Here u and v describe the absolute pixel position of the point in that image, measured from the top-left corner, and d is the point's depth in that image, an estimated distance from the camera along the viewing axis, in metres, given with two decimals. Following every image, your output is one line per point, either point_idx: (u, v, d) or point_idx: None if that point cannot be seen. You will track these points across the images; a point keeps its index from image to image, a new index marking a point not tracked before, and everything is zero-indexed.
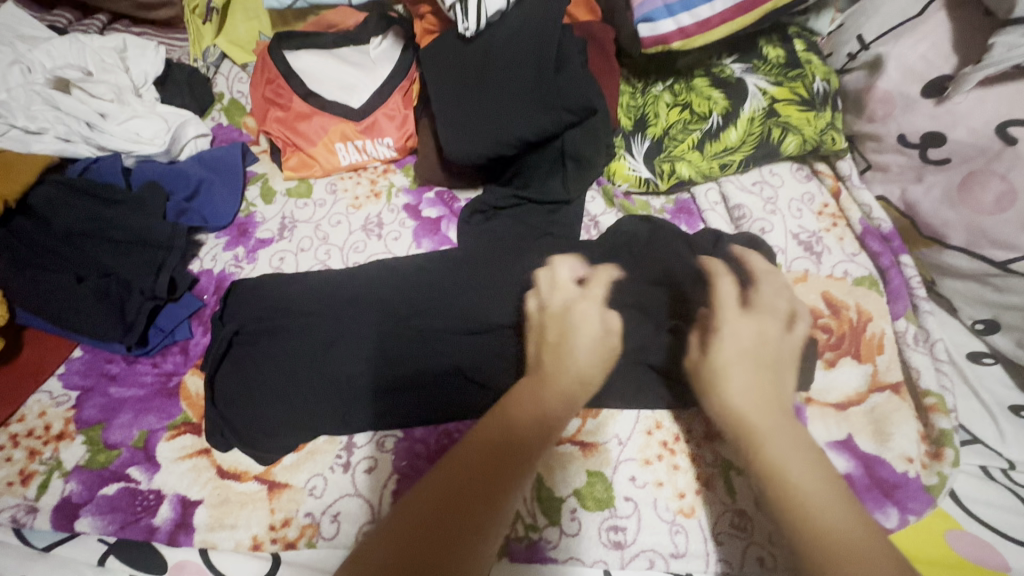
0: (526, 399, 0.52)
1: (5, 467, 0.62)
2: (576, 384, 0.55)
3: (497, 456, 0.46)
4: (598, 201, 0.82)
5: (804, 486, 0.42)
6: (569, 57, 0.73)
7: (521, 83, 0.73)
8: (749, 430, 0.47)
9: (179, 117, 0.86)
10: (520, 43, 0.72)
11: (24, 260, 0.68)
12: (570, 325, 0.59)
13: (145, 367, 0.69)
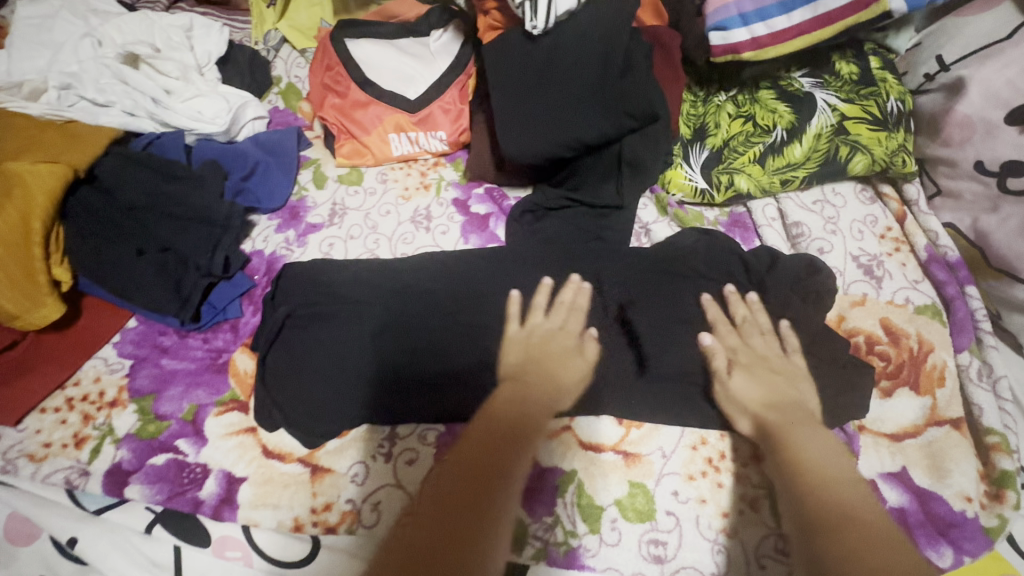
0: (511, 393, 0.59)
1: (60, 429, 0.63)
2: (561, 380, 0.62)
3: (495, 448, 0.53)
4: (651, 208, 0.81)
5: (827, 474, 0.51)
6: (636, 62, 0.72)
7: (584, 86, 0.72)
8: (780, 431, 0.56)
9: (240, 97, 0.87)
10: (589, 45, 0.71)
11: (86, 229, 0.67)
12: (551, 335, 0.66)
13: (196, 342, 0.70)
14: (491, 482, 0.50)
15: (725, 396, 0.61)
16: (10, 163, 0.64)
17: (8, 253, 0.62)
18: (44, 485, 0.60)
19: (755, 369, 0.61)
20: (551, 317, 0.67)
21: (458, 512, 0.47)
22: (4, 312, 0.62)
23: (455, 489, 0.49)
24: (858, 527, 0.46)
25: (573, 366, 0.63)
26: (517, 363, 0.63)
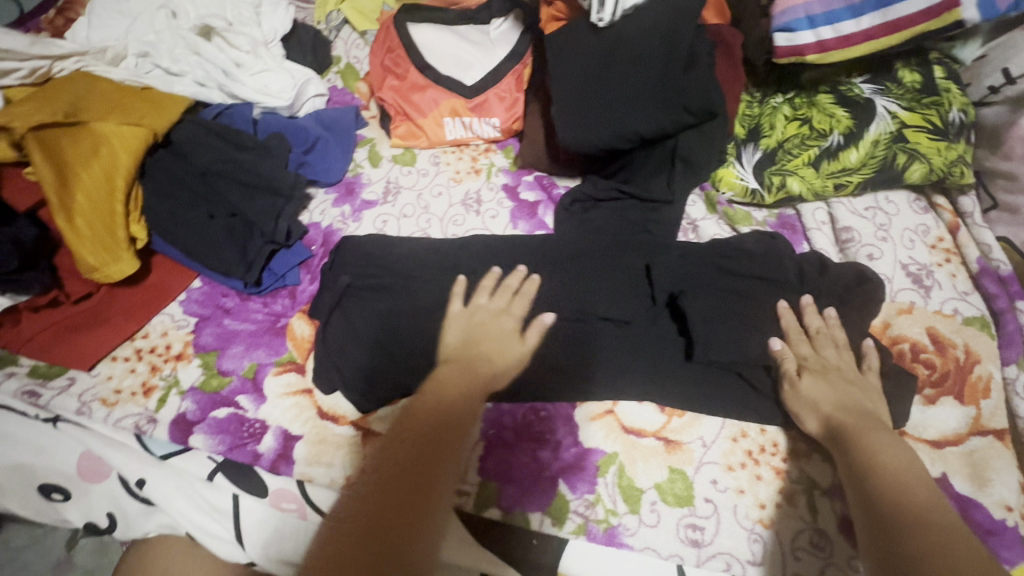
0: (438, 389, 0.59)
1: (130, 377, 0.67)
2: (490, 370, 0.63)
3: (424, 455, 0.52)
4: (699, 205, 0.82)
5: (897, 473, 0.53)
6: (699, 58, 0.72)
7: (645, 79, 0.73)
8: (853, 431, 0.57)
9: (303, 74, 0.90)
10: (654, 40, 0.72)
11: (163, 190, 0.71)
12: (485, 323, 0.67)
13: (256, 306, 0.73)
14: (424, 492, 0.49)
15: (793, 393, 0.62)
16: (98, 124, 0.67)
17: (95, 211, 0.66)
18: (115, 429, 0.63)
19: (829, 372, 0.62)
20: (495, 299, 0.70)
21: (391, 528, 0.46)
22: (87, 264, 0.66)
23: (386, 504, 0.48)
24: (929, 527, 0.47)
25: (504, 357, 0.65)
26: (456, 348, 0.65)
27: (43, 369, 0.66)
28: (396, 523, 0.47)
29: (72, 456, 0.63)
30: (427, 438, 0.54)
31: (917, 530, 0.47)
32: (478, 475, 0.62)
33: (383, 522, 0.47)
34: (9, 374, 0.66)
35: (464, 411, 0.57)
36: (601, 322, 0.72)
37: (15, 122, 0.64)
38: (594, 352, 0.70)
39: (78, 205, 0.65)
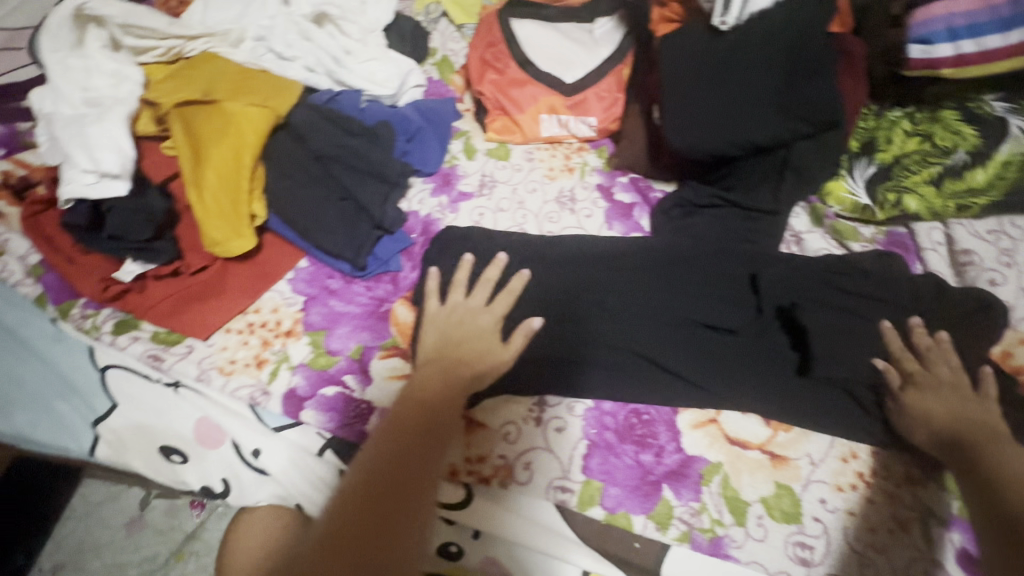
0: (422, 384, 0.61)
1: (243, 349, 0.70)
2: (470, 373, 0.64)
3: (410, 451, 0.53)
4: (803, 217, 0.80)
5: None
6: (826, 66, 0.69)
7: (765, 85, 0.71)
8: (971, 446, 0.57)
9: (407, 64, 0.90)
10: (776, 45, 0.70)
11: (282, 171, 0.73)
12: (468, 324, 0.68)
13: (360, 289, 0.75)
14: (411, 484, 0.50)
15: (898, 411, 0.62)
16: (228, 103, 0.71)
17: (223, 187, 0.68)
18: (231, 398, 0.66)
19: (937, 393, 0.61)
20: (472, 296, 0.71)
21: (387, 515, 0.47)
22: (211, 238, 0.69)
23: (379, 496, 0.48)
24: None
25: (489, 358, 0.65)
26: (434, 351, 0.66)
27: (163, 335, 0.70)
28: (386, 511, 0.47)
29: (189, 422, 0.66)
30: (409, 436, 0.55)
31: None
32: (582, 473, 0.62)
33: (372, 510, 0.46)
34: (134, 338, 0.69)
35: (446, 412, 0.59)
36: (698, 327, 0.72)
37: (162, 99, 0.71)
38: (696, 360, 0.69)
39: (207, 180, 0.68)
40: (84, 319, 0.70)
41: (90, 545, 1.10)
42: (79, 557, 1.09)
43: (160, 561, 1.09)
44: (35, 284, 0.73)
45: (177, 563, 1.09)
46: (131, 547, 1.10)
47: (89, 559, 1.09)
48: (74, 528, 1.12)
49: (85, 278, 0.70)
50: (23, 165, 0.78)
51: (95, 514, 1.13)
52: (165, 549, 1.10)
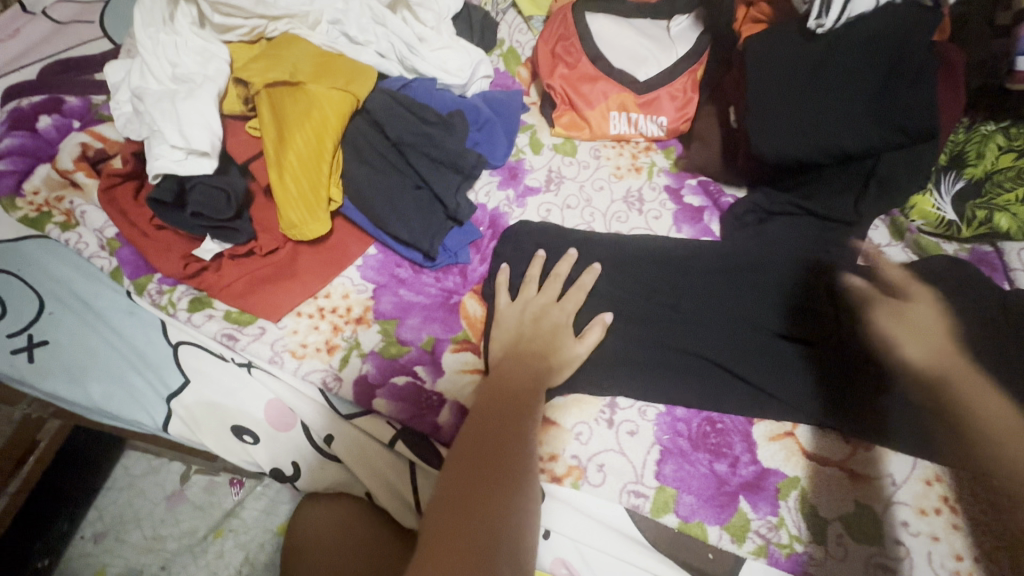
0: (508, 367, 0.63)
1: (314, 334, 0.69)
2: (547, 364, 0.64)
3: (500, 427, 0.55)
4: (883, 231, 0.78)
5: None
6: (925, 72, 0.68)
7: (860, 91, 0.70)
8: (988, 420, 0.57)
9: (477, 53, 0.89)
10: (876, 49, 0.69)
11: (362, 157, 0.74)
12: (538, 320, 0.68)
13: (429, 280, 0.74)
14: (506, 456, 0.52)
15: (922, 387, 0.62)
16: (312, 86, 0.71)
17: (304, 169, 0.68)
18: (304, 381, 0.67)
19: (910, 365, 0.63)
20: (543, 293, 0.71)
21: (494, 487, 0.49)
22: (289, 220, 0.69)
23: (477, 466, 0.50)
24: None
25: (562, 351, 0.66)
26: (508, 345, 0.66)
27: (236, 315, 0.70)
28: (491, 484, 0.49)
29: (260, 403, 0.67)
30: (497, 415, 0.56)
31: None
32: (655, 479, 0.62)
33: (480, 483, 0.49)
34: (209, 316, 0.69)
35: (531, 390, 0.60)
36: (771, 335, 0.71)
37: (255, 78, 0.71)
38: (771, 370, 0.68)
39: (289, 162, 0.68)
40: (160, 295, 0.70)
41: (132, 516, 1.05)
42: (120, 527, 1.04)
43: (197, 536, 1.03)
44: (109, 257, 0.73)
45: (216, 541, 1.02)
46: (171, 520, 1.05)
47: (130, 530, 1.04)
48: (117, 498, 1.07)
49: (163, 256, 0.70)
50: (101, 139, 0.79)
51: (138, 486, 1.08)
52: (202, 525, 1.04)
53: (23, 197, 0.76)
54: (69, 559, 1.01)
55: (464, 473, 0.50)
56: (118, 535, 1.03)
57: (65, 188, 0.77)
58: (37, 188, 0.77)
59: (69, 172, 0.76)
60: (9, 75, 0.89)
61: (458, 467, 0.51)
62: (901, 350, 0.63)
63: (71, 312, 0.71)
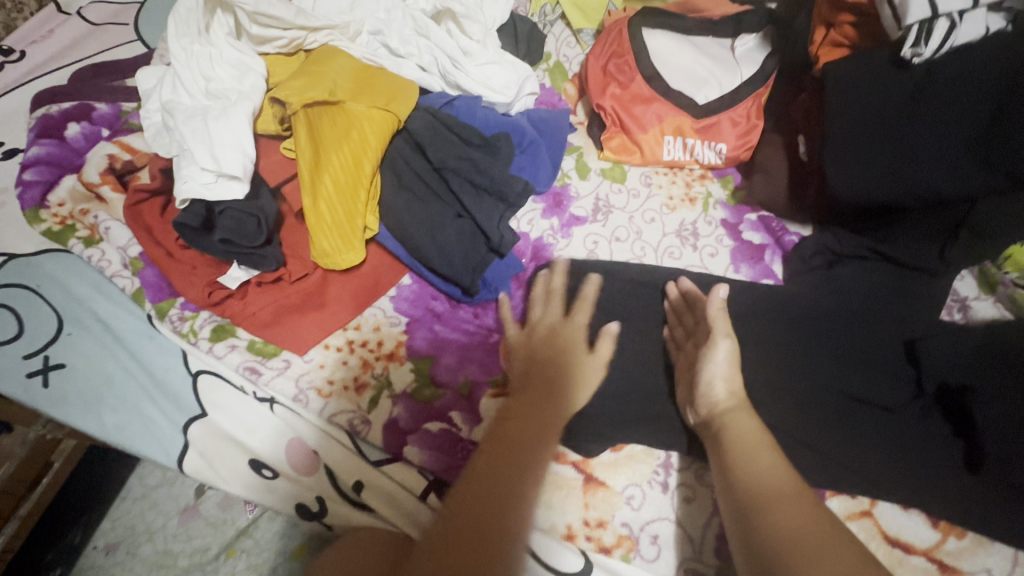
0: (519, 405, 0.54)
1: (342, 369, 0.64)
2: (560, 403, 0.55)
3: (512, 452, 0.48)
4: (970, 281, 0.71)
5: (767, 472, 0.48)
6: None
7: (945, 132, 0.62)
8: (722, 422, 0.54)
9: (524, 69, 0.83)
10: (970, 80, 0.61)
11: (403, 183, 0.69)
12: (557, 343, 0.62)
13: (466, 315, 0.69)
14: (514, 488, 0.44)
15: (706, 421, 0.56)
16: (352, 105, 0.66)
17: (339, 196, 0.63)
18: (329, 425, 0.61)
19: (700, 378, 0.58)
20: (552, 308, 0.66)
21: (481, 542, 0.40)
22: (321, 248, 0.64)
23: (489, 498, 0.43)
24: (784, 506, 0.44)
25: (586, 377, 0.60)
26: (521, 371, 0.60)
27: (259, 346, 0.65)
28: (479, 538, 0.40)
29: (281, 444, 0.61)
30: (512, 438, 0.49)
31: (773, 509, 0.44)
32: (715, 556, 0.55)
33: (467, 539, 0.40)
34: (231, 347, 0.65)
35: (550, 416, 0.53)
36: (844, 398, 0.62)
37: (293, 98, 0.66)
38: (847, 437, 0.60)
39: (324, 188, 0.63)
40: (182, 322, 0.66)
41: (144, 528, 0.91)
42: (132, 539, 0.90)
43: (209, 556, 0.88)
44: (132, 277, 0.69)
45: (227, 562, 0.87)
46: (183, 534, 0.90)
47: (141, 543, 0.90)
48: (129, 509, 0.92)
49: (188, 281, 0.65)
50: (128, 150, 0.75)
51: (151, 496, 0.94)
52: (215, 542, 0.89)
53: (47, 208, 0.73)
54: (80, 570, 0.87)
55: (472, 506, 0.42)
56: (129, 548, 0.89)
57: (90, 201, 0.73)
58: (62, 200, 0.73)
59: (94, 185, 0.73)
60: (40, 79, 0.86)
61: (465, 495, 0.44)
62: (709, 392, 0.57)
63: (88, 333, 0.67)
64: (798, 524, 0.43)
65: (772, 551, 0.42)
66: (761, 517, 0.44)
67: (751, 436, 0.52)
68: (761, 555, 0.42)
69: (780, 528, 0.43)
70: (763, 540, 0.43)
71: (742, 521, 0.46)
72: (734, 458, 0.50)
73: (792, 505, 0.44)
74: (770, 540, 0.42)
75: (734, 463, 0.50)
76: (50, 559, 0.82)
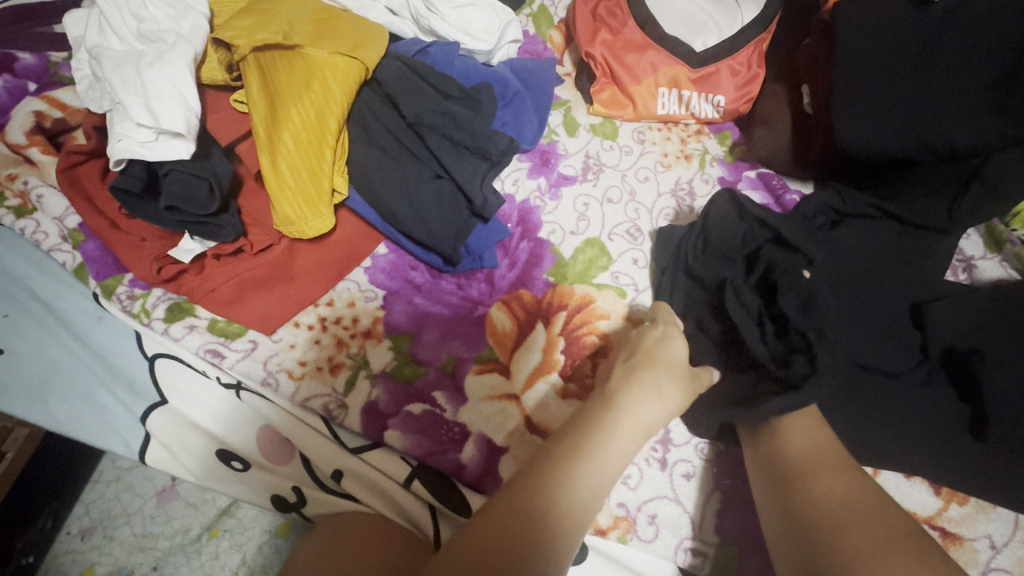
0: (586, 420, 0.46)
1: (314, 349, 0.59)
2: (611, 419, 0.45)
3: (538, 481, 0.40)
4: (977, 240, 0.69)
5: (809, 453, 0.49)
6: None
7: (959, 76, 0.59)
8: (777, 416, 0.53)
9: (506, 13, 0.75)
10: (989, 23, 0.58)
11: (375, 140, 0.63)
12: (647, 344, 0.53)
13: (449, 286, 0.63)
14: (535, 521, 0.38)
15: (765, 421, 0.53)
16: (312, 50, 0.58)
17: (301, 154, 0.56)
18: (302, 409, 0.56)
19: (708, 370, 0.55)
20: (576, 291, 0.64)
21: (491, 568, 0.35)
22: (284, 215, 0.57)
23: (544, 482, 0.40)
24: (827, 482, 0.46)
25: (689, 391, 0.51)
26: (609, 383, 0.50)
27: (222, 325, 0.59)
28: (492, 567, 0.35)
29: (250, 431, 0.57)
30: (598, 421, 0.45)
31: (817, 488, 0.46)
32: (716, 534, 0.53)
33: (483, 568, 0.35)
34: (190, 328, 0.58)
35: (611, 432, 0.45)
36: (850, 366, 0.59)
37: (241, 40, 0.57)
38: (851, 402, 0.57)
39: (284, 146, 0.56)
40: (132, 301, 0.59)
41: (121, 510, 0.83)
42: (108, 523, 0.82)
43: (190, 537, 0.81)
44: (73, 250, 0.61)
45: (211, 542, 0.81)
46: (162, 516, 0.82)
47: (118, 527, 0.82)
48: (105, 492, 0.85)
49: (136, 255, 0.58)
50: (59, 106, 0.66)
51: (126, 479, 0.85)
52: (196, 523, 0.82)
53: None
54: (54, 557, 0.80)
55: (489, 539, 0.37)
56: (105, 532, 0.81)
57: (18, 165, 0.65)
58: None
59: (21, 147, 0.64)
60: None
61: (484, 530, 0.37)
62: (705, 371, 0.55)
63: (30, 316, 0.60)
64: (844, 504, 0.44)
65: (812, 526, 0.44)
66: (801, 497, 0.46)
67: (819, 440, 0.50)
68: (800, 526, 0.44)
69: (822, 507, 0.44)
70: (803, 511, 0.45)
71: (784, 496, 0.47)
72: (781, 443, 0.51)
73: (835, 485, 0.46)
74: (808, 513, 0.45)
75: (781, 443, 0.51)
76: (20, 548, 0.75)
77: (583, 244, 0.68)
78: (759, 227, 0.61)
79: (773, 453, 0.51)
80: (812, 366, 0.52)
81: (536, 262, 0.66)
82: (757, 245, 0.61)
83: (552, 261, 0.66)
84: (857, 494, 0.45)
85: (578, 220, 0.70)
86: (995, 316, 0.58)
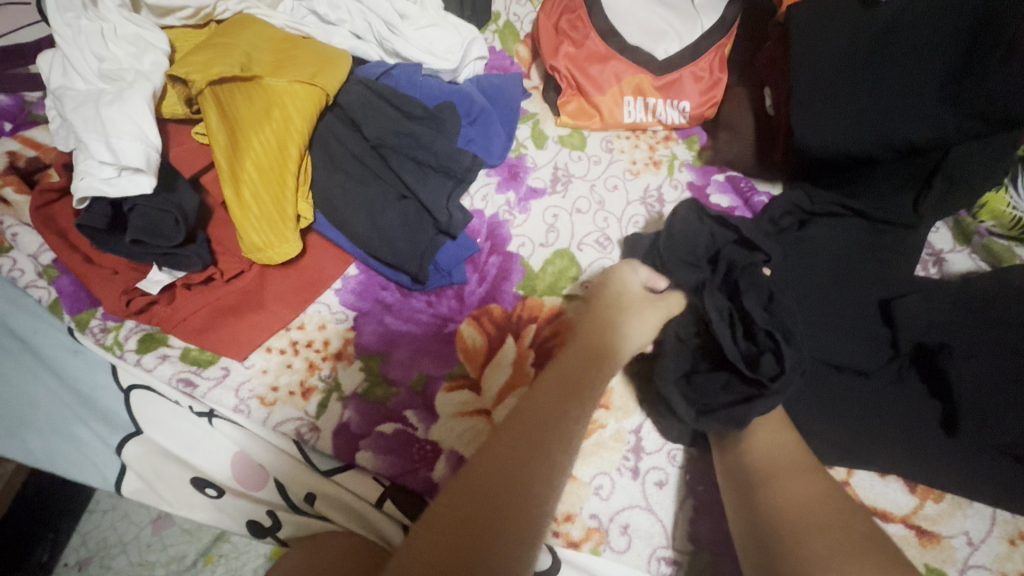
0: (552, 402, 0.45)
1: (287, 373, 0.59)
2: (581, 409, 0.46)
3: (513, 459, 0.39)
4: (945, 234, 0.69)
5: (774, 458, 0.49)
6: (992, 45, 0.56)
7: (914, 76, 0.60)
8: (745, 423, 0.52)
9: (469, 31, 0.76)
10: (939, 21, 0.59)
11: (339, 165, 0.64)
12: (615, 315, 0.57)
13: (419, 304, 0.64)
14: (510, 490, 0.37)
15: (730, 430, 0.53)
16: (271, 80, 0.59)
17: (264, 181, 0.57)
18: (274, 434, 0.57)
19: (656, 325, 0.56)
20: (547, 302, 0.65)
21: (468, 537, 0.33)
22: (251, 242, 0.58)
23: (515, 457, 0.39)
24: (791, 485, 0.46)
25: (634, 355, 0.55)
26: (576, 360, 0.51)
27: (194, 354, 0.59)
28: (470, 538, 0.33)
29: (225, 458, 0.57)
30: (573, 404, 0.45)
31: (779, 492, 0.46)
32: (688, 542, 0.53)
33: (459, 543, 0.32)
34: (162, 358, 0.59)
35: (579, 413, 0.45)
36: (818, 364, 0.59)
37: (196, 75, 0.58)
38: (823, 401, 0.57)
39: (247, 175, 0.57)
40: (105, 334, 0.60)
41: (117, 540, 0.82)
42: (105, 552, 0.81)
43: (186, 564, 0.81)
44: (48, 286, 0.62)
45: (206, 569, 0.80)
46: (158, 544, 0.82)
47: (115, 557, 0.81)
48: (100, 521, 0.84)
49: (107, 288, 0.59)
50: (32, 145, 0.68)
51: (121, 508, 0.85)
52: (192, 549, 0.82)
53: None
54: None
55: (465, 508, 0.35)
56: (102, 562, 0.80)
57: None
58: None
59: None
60: None
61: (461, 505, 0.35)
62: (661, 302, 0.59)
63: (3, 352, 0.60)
64: (805, 508, 0.44)
65: (775, 532, 0.43)
66: (764, 502, 0.46)
67: (784, 445, 0.50)
68: (763, 532, 0.44)
69: (783, 512, 0.44)
70: (766, 517, 0.45)
71: (748, 503, 0.47)
72: (745, 451, 0.51)
73: (799, 489, 0.46)
74: (770, 519, 0.45)
75: (747, 449, 0.51)
76: None
77: (553, 256, 0.68)
78: (721, 229, 0.61)
79: (738, 458, 0.51)
80: (781, 366, 0.52)
81: (506, 276, 0.66)
82: (719, 246, 0.61)
83: (521, 274, 0.66)
84: (818, 497, 0.45)
85: (547, 232, 0.70)
86: (961, 310, 0.58)
